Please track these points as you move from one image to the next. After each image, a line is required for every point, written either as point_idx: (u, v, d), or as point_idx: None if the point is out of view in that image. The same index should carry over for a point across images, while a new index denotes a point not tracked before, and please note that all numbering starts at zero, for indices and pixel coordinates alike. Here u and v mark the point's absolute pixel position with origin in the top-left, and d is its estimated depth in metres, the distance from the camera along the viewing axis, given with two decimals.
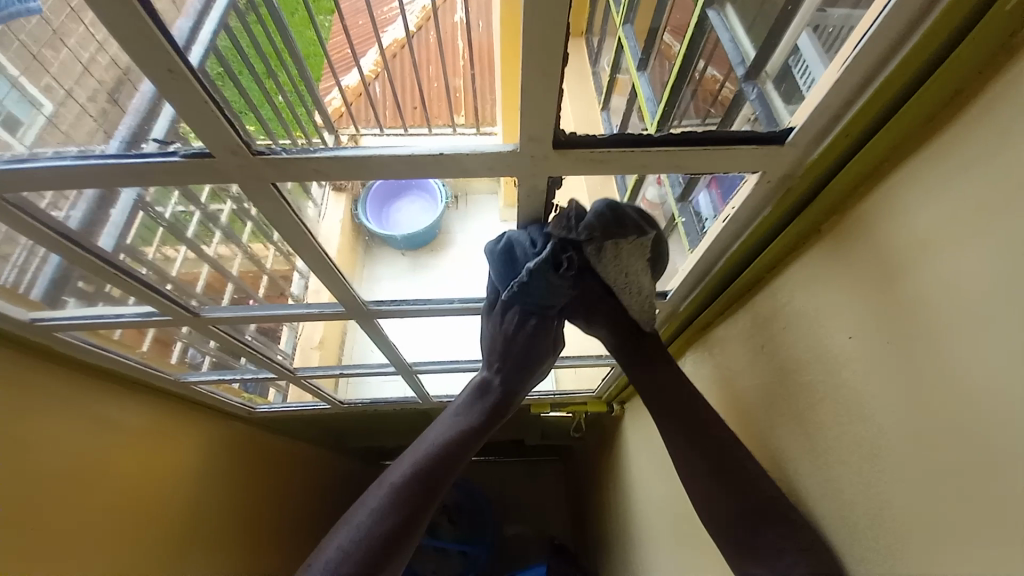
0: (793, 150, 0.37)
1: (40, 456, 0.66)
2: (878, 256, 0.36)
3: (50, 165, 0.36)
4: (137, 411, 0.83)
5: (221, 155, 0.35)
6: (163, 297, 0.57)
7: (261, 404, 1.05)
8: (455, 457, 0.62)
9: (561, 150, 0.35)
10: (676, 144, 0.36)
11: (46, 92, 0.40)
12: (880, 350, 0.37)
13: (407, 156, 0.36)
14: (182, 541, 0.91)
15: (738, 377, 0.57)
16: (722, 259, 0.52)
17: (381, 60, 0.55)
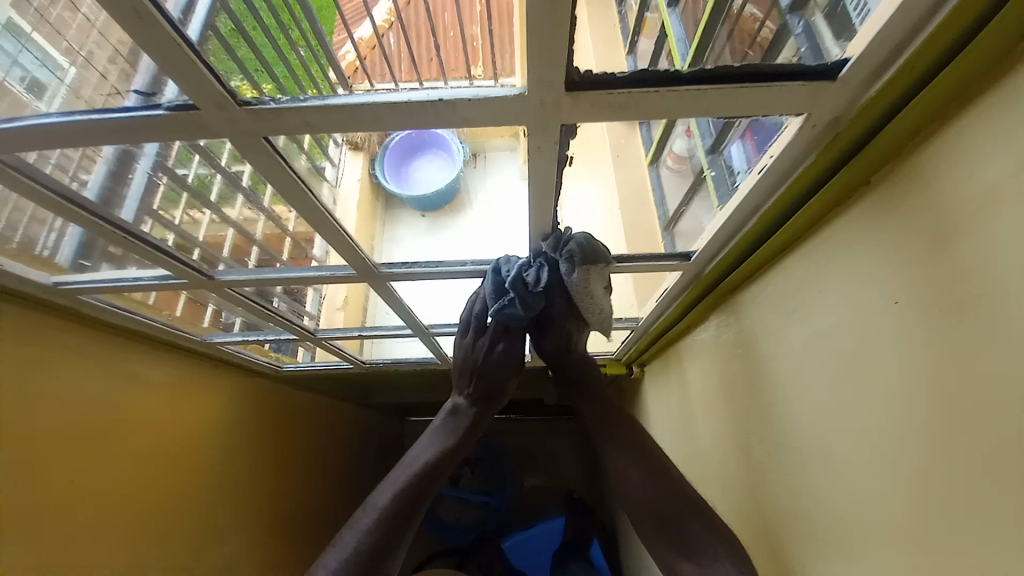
0: (840, 88, 0.33)
1: (76, 413, 0.70)
2: (935, 210, 0.32)
3: (38, 124, 0.35)
4: (163, 368, 0.87)
5: (206, 108, 0.34)
6: (182, 263, 0.57)
7: (288, 363, 1.09)
8: (435, 476, 0.67)
9: (573, 94, 0.32)
10: (705, 83, 0.32)
11: (62, 55, 0.39)
12: (924, 318, 0.33)
13: (406, 105, 0.33)
14: (212, 491, 0.96)
15: (763, 343, 0.54)
16: (755, 217, 0.48)
17: (393, 8, 0.47)
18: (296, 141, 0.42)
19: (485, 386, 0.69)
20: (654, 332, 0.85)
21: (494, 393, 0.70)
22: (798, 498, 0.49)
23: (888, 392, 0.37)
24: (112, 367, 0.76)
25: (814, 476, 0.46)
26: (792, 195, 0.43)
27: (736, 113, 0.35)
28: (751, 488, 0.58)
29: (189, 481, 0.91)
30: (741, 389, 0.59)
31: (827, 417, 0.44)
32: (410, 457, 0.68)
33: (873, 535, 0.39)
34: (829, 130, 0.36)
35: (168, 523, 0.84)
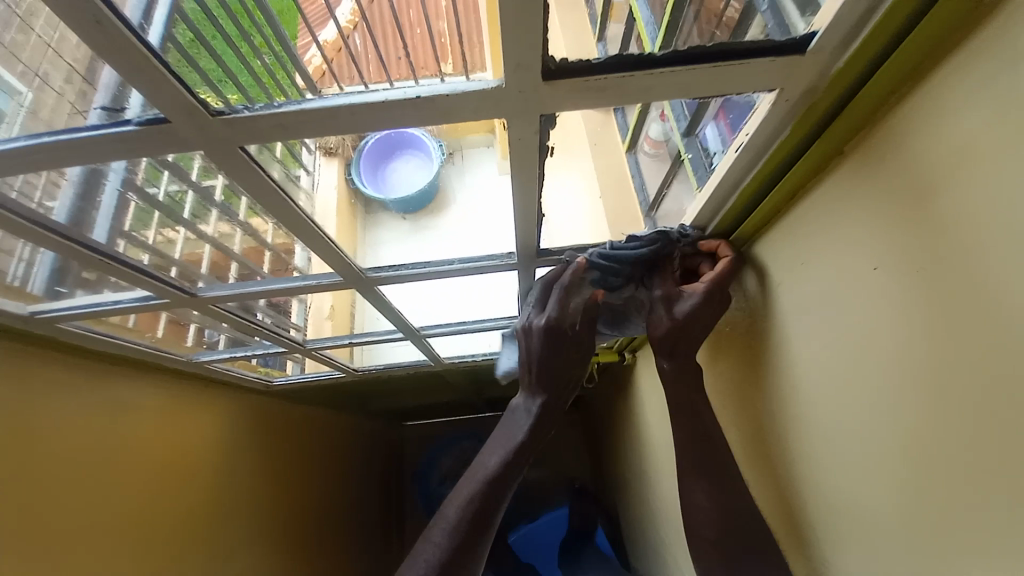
0: (811, 61, 0.33)
1: (69, 444, 0.68)
2: (908, 173, 0.33)
3: (4, 149, 0.34)
4: (153, 392, 0.85)
5: (177, 119, 0.33)
6: (161, 281, 0.57)
7: (279, 376, 1.07)
8: (502, 488, 0.65)
9: (552, 82, 0.32)
10: (684, 63, 0.32)
11: (19, 79, 0.37)
12: (906, 279, 0.34)
13: (384, 103, 0.33)
14: (212, 512, 0.94)
15: (753, 316, 0.55)
16: (736, 194, 0.48)
17: (358, 6, 0.43)
18: (273, 146, 0.41)
19: (557, 371, 0.64)
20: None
21: (564, 382, 0.66)
22: (800, 460, 0.50)
23: (880, 351, 0.38)
24: (102, 392, 0.74)
25: (812, 440, 0.48)
26: (770, 171, 0.44)
27: (712, 91, 0.35)
28: (752, 456, 0.60)
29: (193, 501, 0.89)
30: (734, 363, 0.61)
31: (821, 380, 0.45)
32: (476, 469, 0.67)
33: (874, 487, 0.40)
34: (803, 103, 0.37)
35: (175, 548, 0.82)
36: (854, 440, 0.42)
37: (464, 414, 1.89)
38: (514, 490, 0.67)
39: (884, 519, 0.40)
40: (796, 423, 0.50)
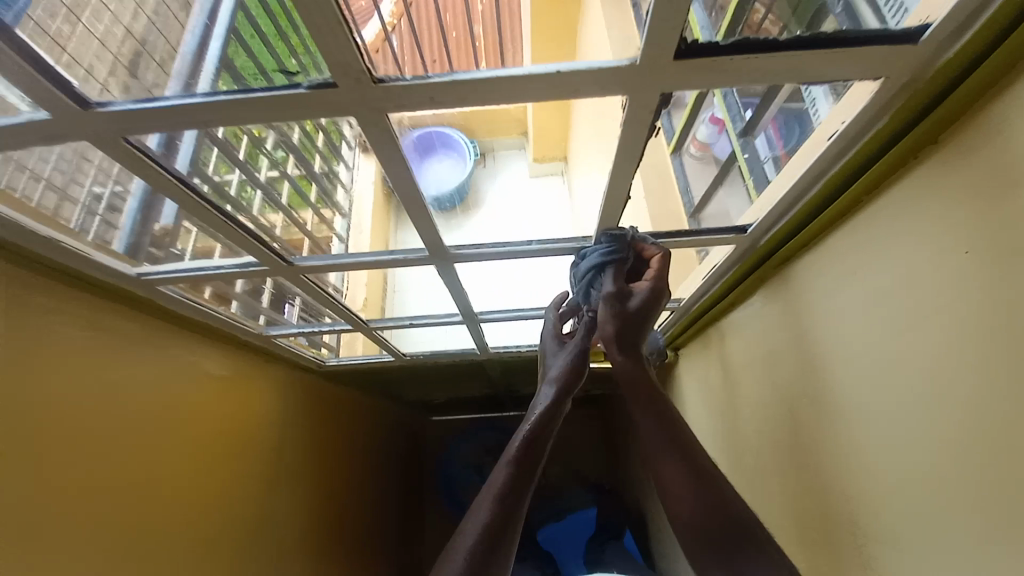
0: (918, 51, 0.35)
1: (148, 404, 0.72)
2: (999, 163, 0.34)
3: (182, 103, 0.36)
4: (220, 359, 0.89)
5: (341, 83, 0.35)
6: (266, 248, 0.58)
7: (330, 356, 1.11)
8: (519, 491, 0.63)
9: (680, 61, 0.34)
10: (807, 47, 0.34)
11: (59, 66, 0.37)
12: (992, 266, 0.35)
13: (521, 76, 0.35)
14: (261, 485, 0.97)
15: (814, 310, 0.57)
16: (819, 182, 0.50)
17: None
18: (408, 123, 0.44)
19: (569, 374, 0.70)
20: (694, 312, 0.85)
21: (575, 383, 0.71)
22: (851, 451, 0.51)
23: (949, 336, 0.39)
24: (178, 355, 0.78)
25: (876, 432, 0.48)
26: (856, 161, 0.45)
27: (816, 78, 0.37)
28: (800, 447, 0.61)
29: (243, 473, 0.92)
30: (791, 355, 0.62)
31: (886, 369, 0.46)
32: (486, 491, 0.63)
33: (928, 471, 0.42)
34: (902, 93, 0.39)
35: (225, 518, 0.85)
36: (911, 424, 0.43)
37: (490, 410, 1.91)
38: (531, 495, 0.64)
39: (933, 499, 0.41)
40: (853, 414, 0.51)
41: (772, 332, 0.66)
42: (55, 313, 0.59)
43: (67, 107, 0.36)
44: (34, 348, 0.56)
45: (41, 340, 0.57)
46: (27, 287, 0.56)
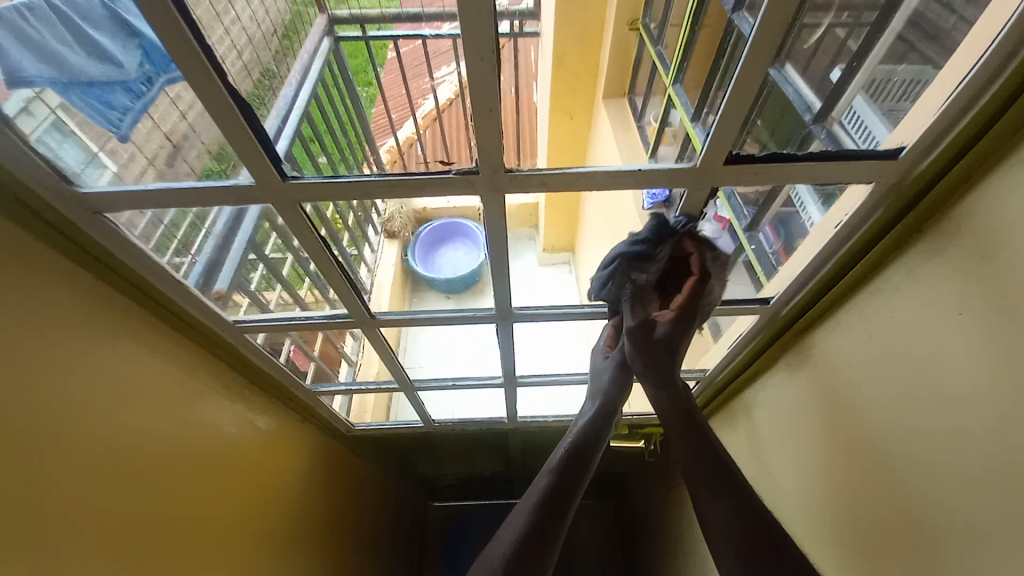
0: (900, 163, 0.47)
1: (209, 451, 0.74)
2: (978, 244, 0.45)
3: (359, 179, 0.46)
4: (269, 415, 0.91)
5: (483, 170, 0.46)
6: (359, 301, 0.67)
7: (362, 420, 1.15)
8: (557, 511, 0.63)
9: (729, 164, 0.47)
10: (821, 159, 0.46)
11: (108, 155, 0.50)
12: (994, 321, 0.44)
13: (612, 171, 0.47)
14: (287, 554, 0.94)
15: (839, 373, 0.64)
16: (829, 262, 0.59)
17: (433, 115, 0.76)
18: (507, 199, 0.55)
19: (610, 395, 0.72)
20: (719, 382, 0.90)
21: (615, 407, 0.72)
22: (909, 505, 0.55)
23: (975, 385, 0.46)
24: (237, 407, 0.81)
25: (923, 483, 0.53)
26: (860, 244, 0.55)
27: (828, 182, 0.49)
28: (850, 503, 0.64)
29: (274, 536, 0.90)
30: (823, 415, 0.68)
31: (921, 420, 0.52)
32: (522, 506, 0.64)
33: (982, 506, 0.46)
34: (890, 193, 0.50)
35: None
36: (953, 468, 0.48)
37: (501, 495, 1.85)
38: (569, 517, 0.64)
39: (991, 534, 0.45)
40: (899, 468, 0.56)
41: (802, 397, 0.72)
42: (154, 353, 0.64)
43: (271, 176, 0.46)
44: (133, 385, 0.61)
45: (138, 378, 0.62)
46: (141, 328, 0.62)
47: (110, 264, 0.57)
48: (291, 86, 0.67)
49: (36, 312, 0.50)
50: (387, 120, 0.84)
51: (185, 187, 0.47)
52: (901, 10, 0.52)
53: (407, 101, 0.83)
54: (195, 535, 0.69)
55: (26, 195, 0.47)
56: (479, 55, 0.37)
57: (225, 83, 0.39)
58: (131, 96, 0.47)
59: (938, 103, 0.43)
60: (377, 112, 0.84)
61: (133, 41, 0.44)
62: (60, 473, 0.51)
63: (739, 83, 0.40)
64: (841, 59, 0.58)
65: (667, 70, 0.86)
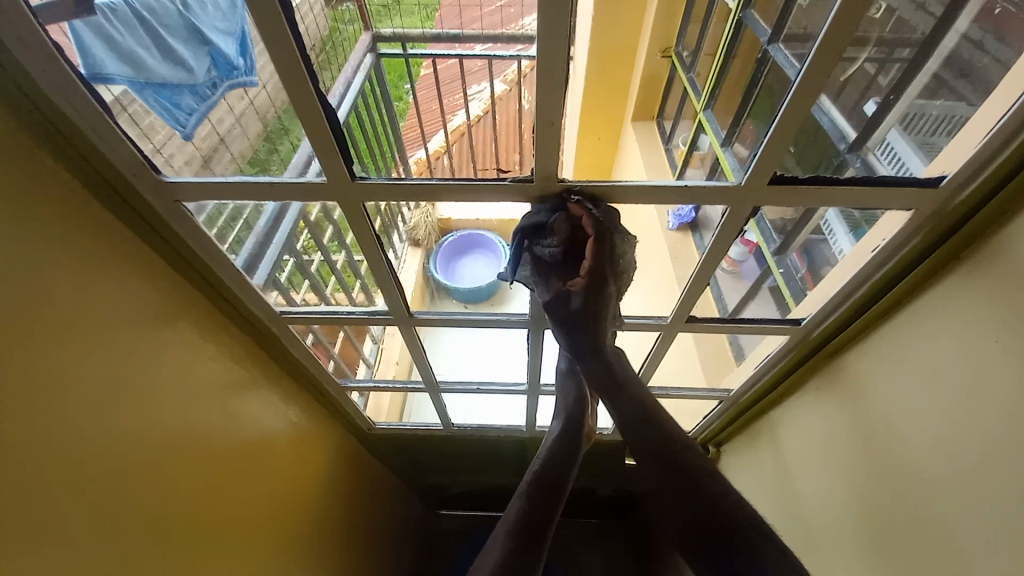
0: (941, 191, 0.47)
1: (245, 437, 0.77)
2: (1018, 271, 0.45)
3: (419, 181, 0.49)
4: (302, 408, 0.94)
5: (537, 178, 0.49)
6: (401, 298, 0.70)
7: (383, 419, 1.17)
8: (528, 554, 0.55)
9: (772, 185, 0.48)
10: (863, 183, 0.47)
11: (155, 147, 0.52)
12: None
13: (656, 186, 0.49)
14: (306, 546, 0.95)
15: (871, 399, 0.64)
16: (864, 286, 0.59)
17: (458, 130, 0.88)
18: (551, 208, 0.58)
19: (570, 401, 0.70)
20: (745, 402, 0.90)
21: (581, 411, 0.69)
22: (941, 536, 0.54)
23: (1013, 413, 0.46)
24: (273, 395, 0.84)
25: (958, 514, 0.52)
26: (897, 270, 0.56)
27: (867, 207, 0.50)
28: (878, 531, 0.63)
29: (294, 526, 0.91)
30: (855, 440, 0.67)
31: (958, 447, 0.52)
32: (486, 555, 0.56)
33: (1016, 537, 0.46)
34: (929, 221, 0.51)
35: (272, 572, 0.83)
36: (993, 497, 0.48)
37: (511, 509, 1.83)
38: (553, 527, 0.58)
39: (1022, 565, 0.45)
40: (934, 497, 0.55)
41: (833, 421, 0.72)
42: (206, 337, 0.68)
43: (342, 175, 0.49)
44: (184, 367, 0.64)
45: (192, 359, 0.66)
46: (195, 312, 0.66)
47: (178, 249, 0.60)
48: (338, 95, 0.68)
49: (114, 289, 0.54)
50: (418, 132, 0.87)
51: (261, 180, 0.51)
52: (935, 52, 0.54)
53: (438, 116, 0.90)
54: (224, 517, 0.72)
55: (107, 171, 0.50)
56: (550, 73, 0.40)
57: (313, 84, 0.43)
58: (196, 98, 0.52)
59: (982, 131, 0.44)
60: (406, 125, 0.87)
61: (205, 49, 0.49)
62: (118, 443, 0.54)
63: (788, 109, 0.42)
64: (872, 93, 0.59)
65: (699, 96, 0.89)
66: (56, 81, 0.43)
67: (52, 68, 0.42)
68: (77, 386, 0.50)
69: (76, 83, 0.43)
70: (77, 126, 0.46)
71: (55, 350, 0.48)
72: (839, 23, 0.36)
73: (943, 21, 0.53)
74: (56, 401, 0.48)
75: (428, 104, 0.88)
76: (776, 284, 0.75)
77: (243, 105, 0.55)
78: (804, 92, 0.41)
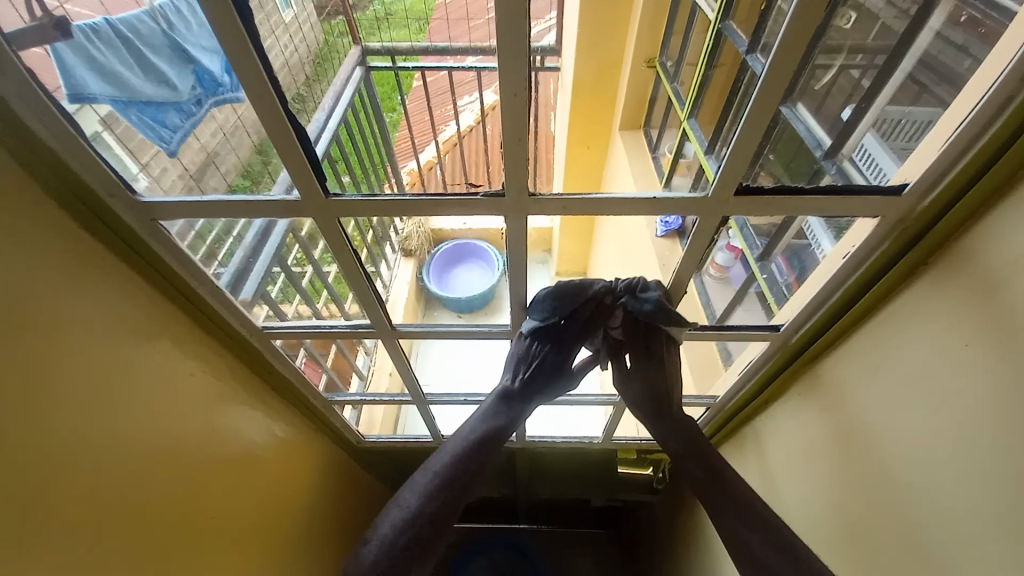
0: (906, 197, 0.48)
1: (230, 452, 0.76)
2: (984, 276, 0.46)
3: (393, 197, 0.50)
4: (287, 422, 0.93)
5: (509, 192, 0.50)
6: (382, 311, 0.70)
7: (372, 432, 1.16)
8: (458, 488, 0.68)
9: (739, 194, 0.49)
10: (829, 192, 0.48)
11: (141, 164, 0.53)
12: (999, 351, 0.45)
13: (627, 198, 0.50)
14: (295, 560, 0.94)
15: (849, 403, 0.64)
16: (840, 290, 0.60)
17: (452, 140, 0.85)
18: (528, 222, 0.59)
19: (539, 377, 0.72)
20: (730, 409, 0.90)
21: (546, 384, 0.73)
22: (922, 540, 0.54)
23: (987, 415, 0.47)
24: (257, 409, 0.84)
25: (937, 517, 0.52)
26: (871, 273, 0.57)
27: (835, 214, 0.51)
28: (861, 535, 0.64)
29: (282, 540, 0.91)
30: (835, 445, 0.68)
31: (933, 450, 0.52)
32: (409, 487, 0.70)
33: (992, 540, 0.46)
34: (897, 227, 0.52)
35: None
36: (970, 499, 0.48)
37: (504, 522, 1.81)
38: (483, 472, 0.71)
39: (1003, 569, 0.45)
40: (914, 501, 0.55)
41: (814, 426, 0.72)
42: (188, 353, 0.68)
43: (316, 191, 0.50)
44: (166, 383, 0.64)
45: (175, 376, 0.65)
46: (177, 326, 0.66)
47: (157, 266, 0.60)
48: (325, 111, 0.68)
49: (93, 307, 0.54)
50: (410, 143, 0.90)
51: (237, 199, 0.51)
52: (907, 54, 0.56)
53: (429, 127, 0.91)
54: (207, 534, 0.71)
55: (83, 190, 0.50)
56: (514, 90, 0.41)
57: (282, 105, 0.43)
58: (182, 115, 0.53)
59: (942, 140, 0.45)
60: (400, 136, 0.91)
61: (189, 67, 0.49)
62: (100, 461, 0.54)
63: (749, 120, 0.43)
64: (852, 99, 0.61)
65: (682, 104, 0.90)
66: (32, 106, 0.43)
67: (27, 93, 0.43)
68: (59, 404, 0.50)
69: (56, 113, 0.44)
70: (55, 151, 0.47)
71: (35, 368, 0.48)
72: (792, 39, 0.37)
73: (914, 23, 0.55)
74: (36, 421, 0.48)
75: (421, 112, 0.90)
76: (761, 290, 0.76)
77: (228, 118, 0.54)
78: (763, 106, 0.42)
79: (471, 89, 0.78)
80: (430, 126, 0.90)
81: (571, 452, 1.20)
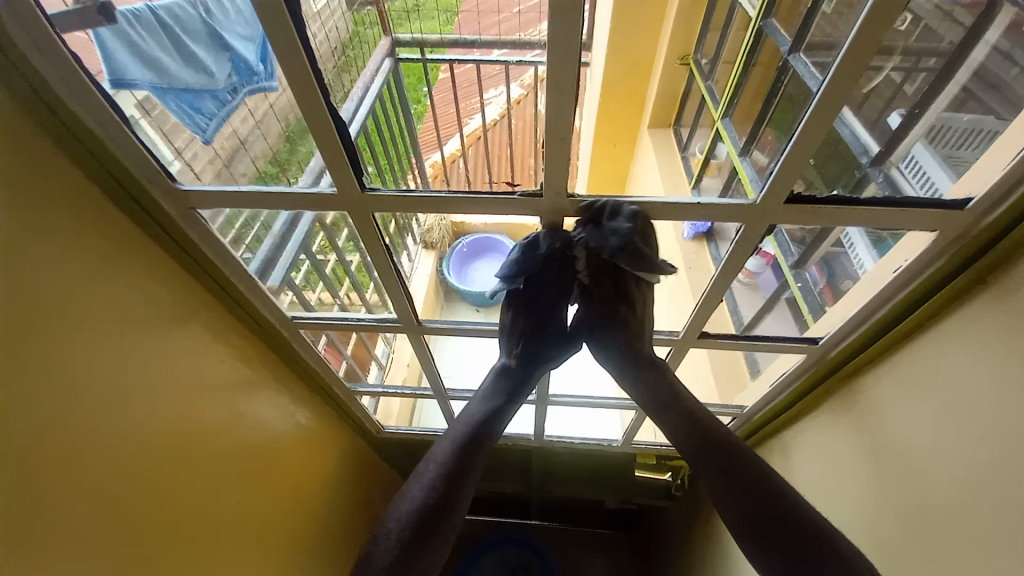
0: (967, 212, 0.46)
1: (254, 438, 0.78)
2: None
3: (429, 195, 0.50)
4: (310, 410, 0.95)
5: (547, 192, 0.49)
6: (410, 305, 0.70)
7: (391, 423, 1.17)
8: (457, 477, 0.63)
9: (788, 203, 0.47)
10: (884, 203, 0.46)
11: (175, 148, 0.53)
12: None
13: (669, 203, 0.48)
14: (311, 544, 0.96)
15: (887, 423, 0.62)
16: (887, 306, 0.57)
17: (480, 130, 0.88)
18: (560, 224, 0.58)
19: (532, 345, 0.68)
20: (758, 420, 0.88)
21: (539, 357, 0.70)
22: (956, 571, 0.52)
23: None
24: (282, 397, 0.85)
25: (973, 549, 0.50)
26: (922, 290, 0.54)
27: (888, 227, 0.48)
28: (890, 559, 0.61)
29: (300, 525, 0.92)
30: (869, 465, 0.65)
31: (976, 479, 0.50)
32: (416, 479, 0.65)
33: None
34: (954, 243, 0.49)
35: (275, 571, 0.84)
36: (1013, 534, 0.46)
37: (516, 518, 1.82)
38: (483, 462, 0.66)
39: None
40: (951, 530, 0.53)
41: (847, 443, 0.69)
42: (217, 339, 0.69)
43: (352, 185, 0.50)
44: (195, 369, 0.65)
45: (203, 361, 0.67)
46: (207, 312, 0.67)
47: (190, 251, 0.61)
48: (355, 100, 0.68)
49: (127, 290, 0.55)
50: (434, 135, 0.90)
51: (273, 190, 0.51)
52: (964, 64, 0.53)
53: (454, 120, 0.92)
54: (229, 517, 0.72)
55: (120, 172, 0.51)
56: (559, 89, 0.40)
57: (322, 99, 0.43)
58: (217, 103, 0.54)
59: (1011, 153, 0.42)
60: (424, 128, 0.89)
61: (226, 54, 0.49)
62: (129, 443, 0.55)
63: (804, 126, 0.41)
64: (897, 104, 0.57)
65: (717, 103, 0.87)
66: (71, 85, 0.43)
67: (67, 72, 0.42)
68: (93, 386, 0.51)
69: (94, 91, 0.44)
70: (96, 133, 0.47)
71: (70, 351, 0.49)
72: (857, 44, 0.35)
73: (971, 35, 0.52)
74: (71, 403, 0.49)
75: (445, 105, 0.90)
76: (795, 297, 0.74)
77: (262, 108, 0.55)
78: (820, 112, 0.40)
79: (499, 82, 0.81)
80: (455, 118, 0.91)
81: (588, 454, 1.19)
